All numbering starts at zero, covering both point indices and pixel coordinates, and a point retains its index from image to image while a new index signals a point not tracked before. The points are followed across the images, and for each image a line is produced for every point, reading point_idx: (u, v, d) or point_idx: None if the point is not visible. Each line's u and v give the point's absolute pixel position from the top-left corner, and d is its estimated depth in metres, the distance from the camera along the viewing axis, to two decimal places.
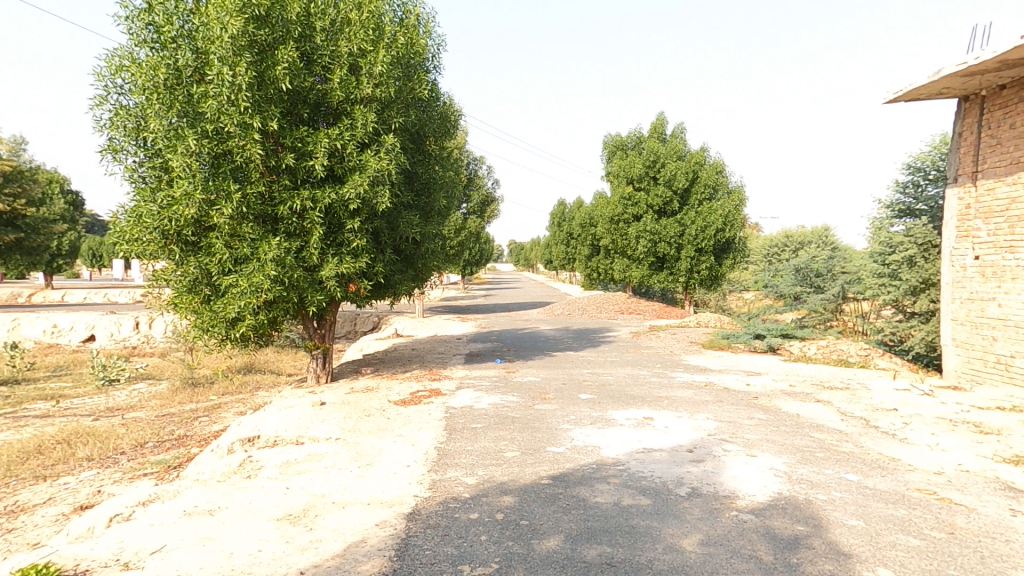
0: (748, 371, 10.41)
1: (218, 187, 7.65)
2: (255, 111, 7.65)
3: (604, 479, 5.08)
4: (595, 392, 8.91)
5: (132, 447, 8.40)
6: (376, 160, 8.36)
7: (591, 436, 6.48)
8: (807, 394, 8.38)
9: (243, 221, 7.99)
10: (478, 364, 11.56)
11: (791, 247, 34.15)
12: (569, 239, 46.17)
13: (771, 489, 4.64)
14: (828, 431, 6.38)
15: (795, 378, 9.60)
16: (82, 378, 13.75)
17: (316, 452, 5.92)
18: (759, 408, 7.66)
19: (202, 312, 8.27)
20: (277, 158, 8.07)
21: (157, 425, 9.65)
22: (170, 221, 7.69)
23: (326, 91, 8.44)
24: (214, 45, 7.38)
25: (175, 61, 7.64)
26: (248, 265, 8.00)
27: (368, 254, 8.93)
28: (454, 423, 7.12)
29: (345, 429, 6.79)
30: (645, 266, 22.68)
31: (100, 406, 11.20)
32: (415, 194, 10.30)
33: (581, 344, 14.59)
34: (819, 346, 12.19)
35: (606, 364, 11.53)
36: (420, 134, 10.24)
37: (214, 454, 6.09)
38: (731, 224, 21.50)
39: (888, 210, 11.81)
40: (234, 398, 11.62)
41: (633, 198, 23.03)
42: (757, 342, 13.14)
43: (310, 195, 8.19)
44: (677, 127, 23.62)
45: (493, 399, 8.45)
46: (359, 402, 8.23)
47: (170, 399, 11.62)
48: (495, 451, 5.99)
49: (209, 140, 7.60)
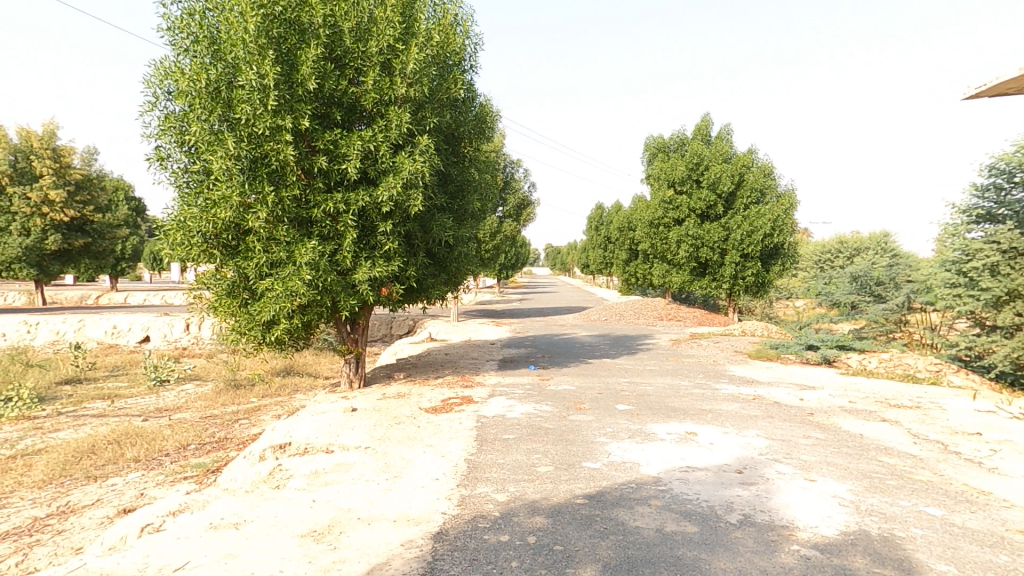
0: (801, 384, 9.69)
1: (254, 191, 7.69)
2: (286, 114, 7.66)
3: (645, 500, 4.68)
4: (634, 403, 8.46)
5: (175, 449, 8.50)
6: (410, 162, 8.24)
7: (629, 452, 6.06)
8: (869, 412, 7.68)
9: (279, 225, 7.99)
10: (512, 370, 11.27)
11: (846, 253, 32.34)
12: (606, 243, 45.40)
13: (838, 521, 4.15)
14: (898, 455, 5.76)
15: (855, 393, 8.85)
16: (136, 378, 14.27)
17: (345, 462, 5.76)
18: (815, 425, 7.05)
19: (240, 315, 8.30)
20: (310, 162, 8.05)
21: (200, 426, 9.80)
22: (209, 225, 7.78)
23: (358, 94, 8.39)
24: (236, 45, 7.46)
25: (209, 65, 7.72)
26: (284, 269, 7.99)
27: (400, 258, 8.83)
28: (485, 433, 6.84)
29: (375, 437, 6.62)
30: (687, 272, 21.88)
31: (149, 405, 11.53)
32: (449, 197, 10.15)
33: (618, 351, 14.09)
34: (881, 360, 11.36)
35: (645, 373, 11.01)
36: (455, 136, 10.10)
37: (245, 461, 6.01)
38: (781, 228, 20.48)
39: (964, 214, 10.83)
40: (272, 401, 11.74)
41: (674, 202, 22.30)
42: (810, 353, 12.31)
43: (344, 197, 8.16)
44: (722, 128, 22.72)
45: (526, 408, 8.13)
46: (390, 408, 8.08)
47: (213, 400, 11.85)
48: (528, 466, 5.67)
49: (245, 144, 7.65)
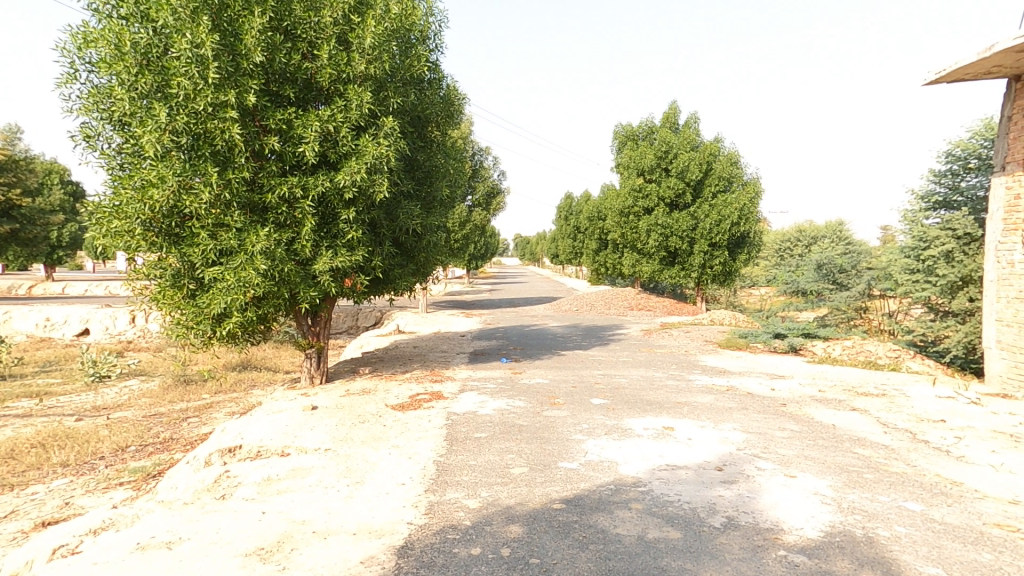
0: (771, 374, 9.72)
1: (198, 172, 7.09)
2: (230, 88, 7.09)
3: (624, 504, 4.45)
4: (608, 397, 8.28)
5: (112, 451, 7.85)
6: (373, 146, 7.77)
7: (606, 450, 5.84)
8: (839, 401, 7.71)
9: (228, 209, 7.40)
10: (482, 364, 10.94)
11: (806, 241, 33.39)
12: (575, 233, 45.40)
13: (821, 521, 4.00)
14: (871, 446, 5.71)
15: (824, 382, 8.92)
16: (72, 374, 13.28)
17: (302, 466, 5.33)
18: (790, 417, 7.00)
19: (186, 307, 7.66)
20: (260, 142, 7.49)
21: (144, 426, 9.12)
22: (146, 209, 7.11)
23: (314, 71, 7.85)
24: (162, 11, 6.86)
25: (135, 32, 7.04)
26: (235, 257, 7.40)
27: (365, 247, 8.35)
28: (456, 431, 6.50)
29: (337, 438, 6.20)
30: (656, 261, 21.94)
31: (86, 404, 10.70)
32: (416, 183, 9.67)
33: (590, 342, 13.94)
34: (844, 347, 11.51)
35: (618, 365, 10.87)
36: (421, 118, 9.62)
37: (190, 466, 5.48)
38: (747, 217, 20.76)
39: (921, 201, 11.05)
40: (227, 398, 11.08)
41: (643, 190, 22.25)
42: (778, 342, 12.46)
43: (300, 182, 7.64)
44: (690, 116, 22.76)
45: (499, 404, 7.83)
46: (354, 406, 7.63)
47: (160, 397, 11.10)
48: (501, 467, 5.38)
49: (185, 120, 7.01)
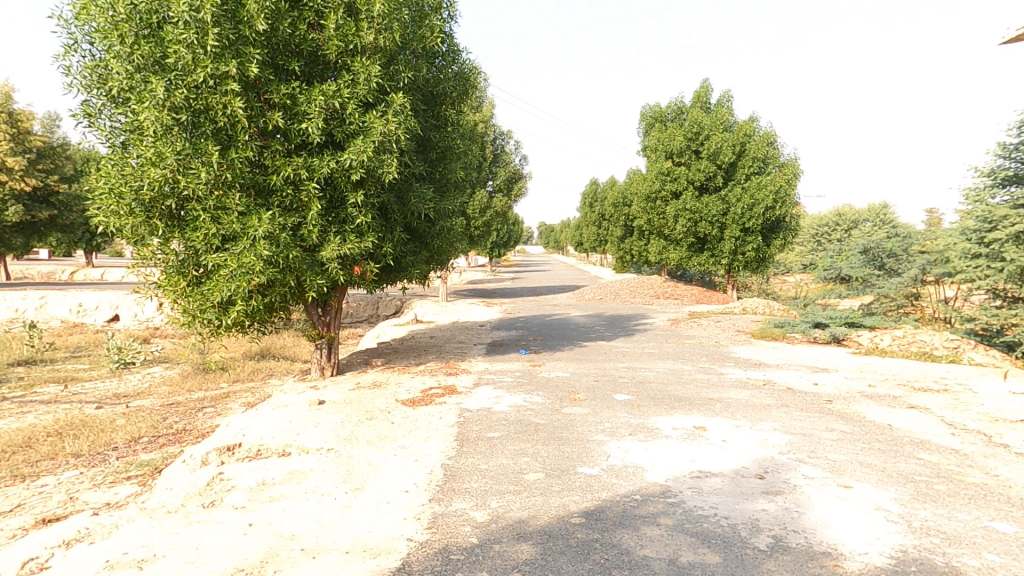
0: (812, 367, 8.95)
1: (199, 151, 6.74)
2: (231, 59, 6.68)
3: (652, 519, 3.89)
4: (633, 392, 7.69)
5: (125, 442, 7.58)
6: (381, 123, 7.27)
7: (630, 454, 5.27)
8: (893, 397, 6.95)
9: (229, 192, 7.03)
10: (500, 355, 10.47)
11: (844, 226, 31.86)
12: (600, 220, 44.34)
13: (888, 544, 3.37)
14: (938, 451, 5.00)
15: (873, 376, 8.11)
16: (98, 360, 13.35)
17: (300, 468, 4.91)
18: (837, 416, 6.30)
19: (189, 295, 7.33)
20: (264, 119, 7.08)
21: (159, 416, 8.92)
22: (147, 190, 6.80)
23: (320, 42, 7.41)
24: None
25: None
26: (238, 243, 7.05)
27: (374, 233, 7.93)
28: (468, 430, 6.03)
29: (341, 437, 5.78)
30: (685, 248, 21.03)
31: (107, 392, 10.62)
32: (429, 165, 9.16)
33: (614, 332, 13.31)
34: (894, 337, 10.59)
35: (644, 357, 10.25)
36: (434, 96, 9.09)
37: (185, 465, 5.12)
38: (783, 201, 19.63)
39: (989, 178, 10.04)
40: (243, 388, 10.89)
41: (672, 173, 21.29)
42: (818, 332, 11.61)
43: (306, 163, 7.25)
44: (723, 94, 21.59)
45: (515, 399, 7.33)
46: (362, 401, 7.23)
47: (179, 386, 10.98)
48: (514, 473, 4.87)
49: (183, 94, 6.64)
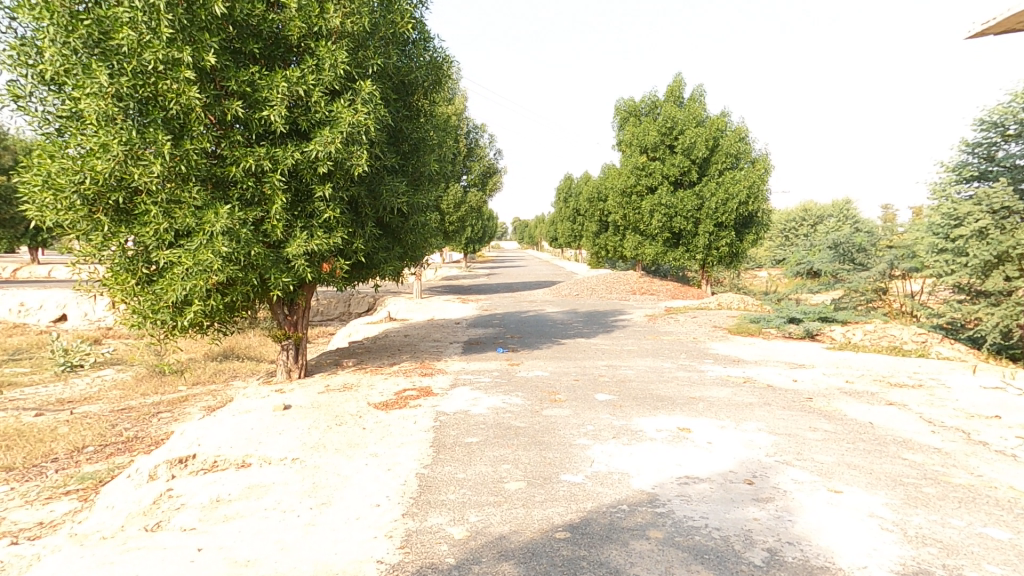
0: (790, 363, 8.95)
1: (148, 142, 6.20)
2: (185, 44, 6.16)
3: (641, 532, 3.68)
4: (614, 392, 7.50)
5: (67, 453, 6.99)
6: (349, 112, 6.87)
7: (615, 459, 5.06)
8: (871, 394, 6.95)
9: (183, 184, 6.52)
10: (477, 354, 10.17)
11: (811, 221, 32.67)
12: (575, 216, 44.33)
13: (887, 556, 3.23)
14: (921, 450, 4.95)
15: (850, 372, 8.13)
16: (42, 363, 12.48)
17: (261, 482, 4.53)
18: (819, 414, 6.24)
19: (140, 296, 6.80)
20: (222, 108, 6.59)
21: (108, 423, 8.31)
22: (88, 183, 6.21)
23: (282, 24, 6.94)
24: None
25: None
26: (193, 239, 6.55)
27: (344, 229, 7.53)
28: (444, 436, 5.73)
29: (307, 445, 5.40)
30: (660, 243, 21.07)
31: (51, 397, 9.89)
32: (401, 157, 8.77)
33: (592, 329, 13.16)
34: (865, 331, 10.73)
35: (623, 354, 10.10)
36: (405, 85, 8.70)
37: (130, 481, 4.67)
38: (755, 196, 19.83)
39: (953, 172, 10.22)
40: (203, 391, 10.30)
41: (647, 168, 21.27)
42: (792, 327, 11.69)
43: (268, 153, 6.79)
44: (695, 89, 21.67)
45: (493, 401, 7.06)
46: (331, 406, 6.83)
47: (132, 390, 10.32)
48: (494, 482, 4.60)
49: (129, 79, 6.10)
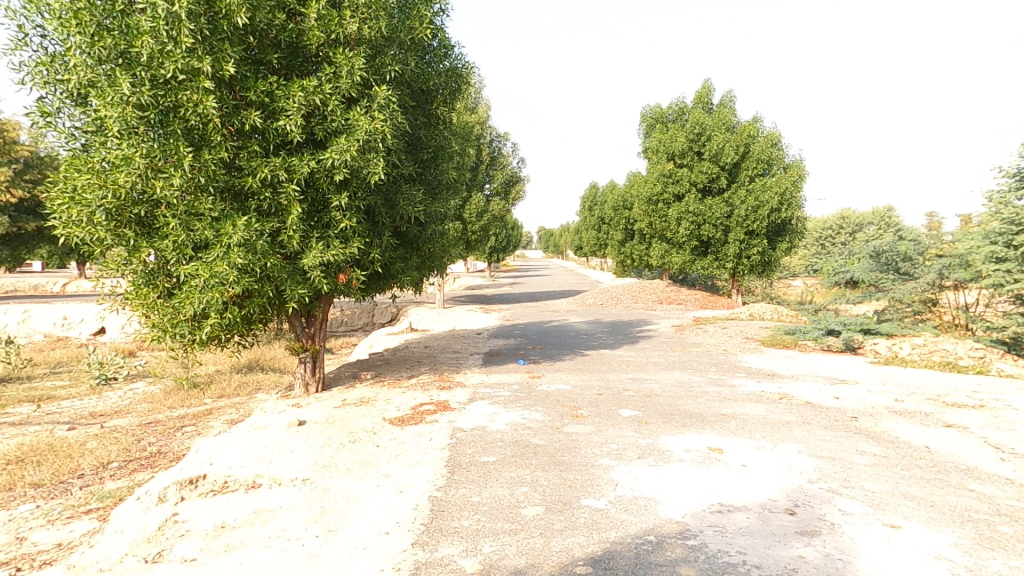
0: (830, 378, 8.38)
1: (167, 153, 6.17)
2: (205, 53, 6.13)
3: (671, 569, 3.32)
4: (640, 407, 7.11)
5: (92, 468, 6.96)
6: (365, 120, 6.76)
7: (640, 482, 4.70)
8: (924, 414, 6.39)
9: (202, 196, 6.48)
10: (497, 366, 9.89)
11: (847, 228, 31.46)
12: (600, 224, 43.78)
13: None
14: (990, 481, 4.43)
15: (898, 389, 7.54)
16: (79, 376, 12.77)
17: (268, 506, 4.34)
18: (865, 435, 5.73)
19: (160, 309, 6.77)
20: (241, 118, 6.52)
21: (133, 437, 8.32)
22: (110, 197, 6.21)
23: (301, 32, 6.90)
24: None
25: None
26: (211, 251, 6.49)
27: (361, 239, 7.40)
28: (460, 454, 5.46)
29: (319, 464, 5.21)
30: (688, 252, 20.48)
31: (83, 411, 10.02)
32: (419, 166, 8.63)
33: (617, 340, 12.74)
34: (914, 345, 10.03)
35: (649, 367, 9.67)
36: (424, 92, 8.57)
37: (139, 504, 4.54)
38: (788, 203, 19.08)
39: (1013, 178, 9.54)
40: (228, 403, 10.30)
41: (674, 175, 20.78)
42: (831, 340, 11.03)
43: (284, 163, 6.73)
44: (725, 94, 21.11)
45: (512, 416, 6.76)
46: (346, 421, 6.65)
47: (160, 403, 10.40)
48: (510, 507, 4.30)
49: (150, 90, 6.09)
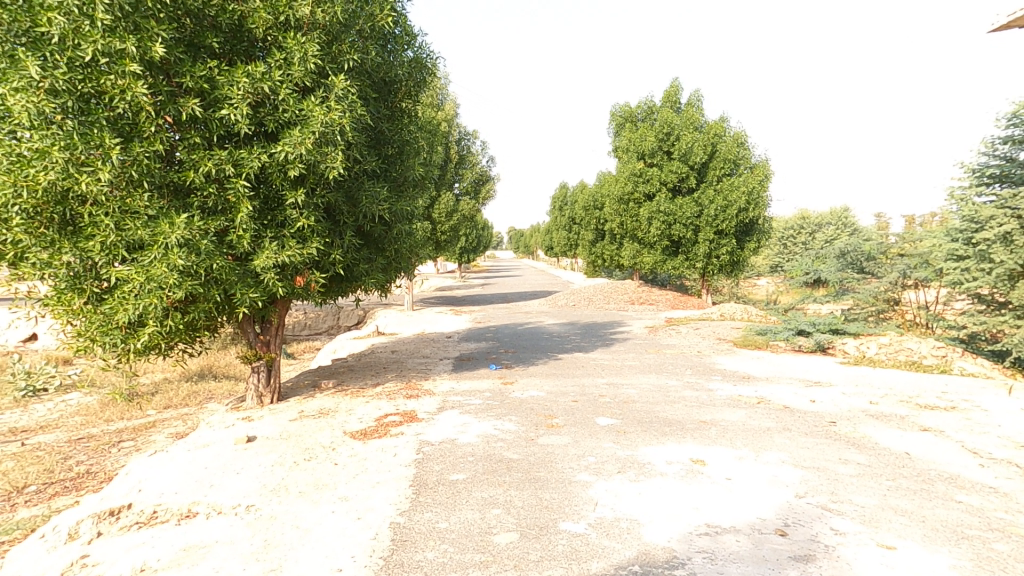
0: (805, 380, 8.29)
1: (91, 144, 5.51)
2: (128, 33, 5.51)
3: None
4: (617, 415, 6.81)
5: (8, 494, 6.19)
6: (321, 110, 6.24)
7: (622, 500, 4.37)
8: (901, 417, 6.31)
9: (133, 192, 5.85)
10: (467, 371, 9.46)
11: (810, 228, 32.29)
12: (571, 224, 43.81)
13: None
14: (976, 491, 4.30)
15: (872, 391, 7.49)
16: (4, 387, 11.68)
17: (202, 541, 3.82)
18: (847, 442, 5.58)
19: (88, 318, 6.08)
20: (176, 106, 5.94)
21: (61, 456, 7.52)
22: (25, 194, 5.53)
23: (245, 13, 6.35)
24: None
25: None
26: (147, 252, 5.85)
27: (319, 238, 6.87)
28: (427, 472, 5.03)
29: (267, 489, 4.69)
30: (658, 252, 20.49)
31: (6, 427, 9.09)
32: (383, 161, 8.14)
33: (590, 342, 12.49)
34: (880, 344, 10.10)
35: (624, 370, 9.43)
36: (387, 83, 8.08)
37: (46, 543, 3.95)
38: (756, 202, 19.25)
39: (974, 177, 9.70)
40: (173, 415, 9.53)
41: (644, 175, 20.77)
42: (802, 340, 11.04)
43: (231, 157, 6.16)
44: (693, 94, 21.21)
45: (483, 428, 6.36)
46: (303, 436, 6.12)
47: (96, 416, 9.57)
48: (481, 535, 3.90)
49: (62, 74, 5.42)
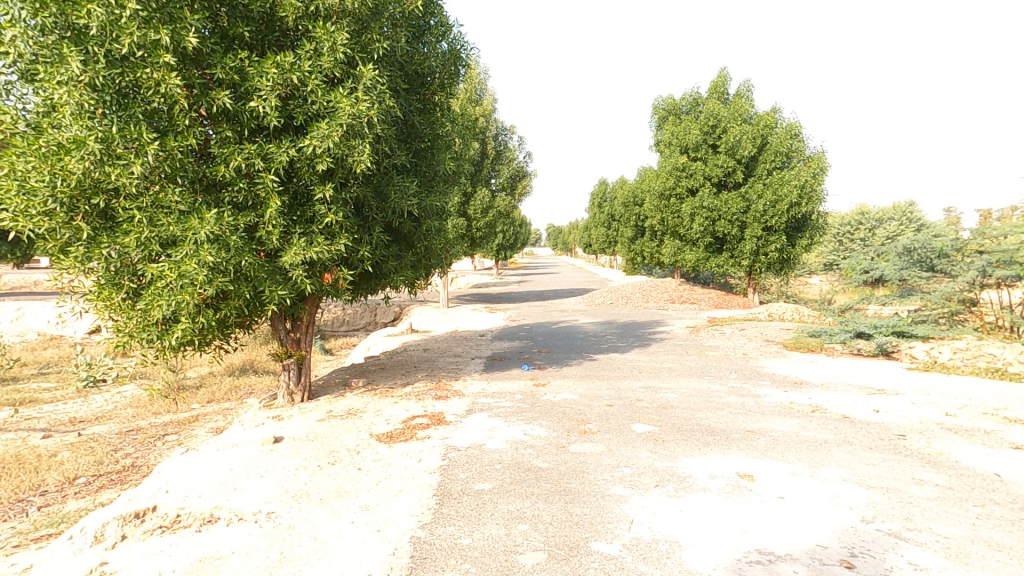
0: (866, 388, 7.56)
1: (128, 138, 5.56)
2: (162, 24, 5.52)
3: None
4: (655, 422, 6.37)
5: (59, 484, 6.35)
6: (348, 102, 6.08)
7: (660, 519, 3.96)
8: (984, 432, 5.58)
9: (166, 185, 5.87)
10: (499, 372, 9.20)
11: (868, 224, 30.30)
12: (610, 222, 42.96)
13: None
14: None
15: (945, 401, 6.73)
16: (66, 378, 12.25)
17: (219, 551, 3.68)
18: (920, 459, 4.95)
19: (125, 313, 6.14)
20: (209, 99, 5.92)
21: (110, 447, 7.72)
22: (63, 186, 5.57)
23: (276, 3, 6.27)
24: None
25: None
26: (179, 248, 5.83)
27: (348, 235, 6.74)
28: (451, 481, 4.76)
29: (288, 494, 4.54)
30: (702, 249, 19.69)
31: (64, 417, 9.46)
32: (413, 156, 7.95)
33: (627, 343, 12.01)
34: (954, 350, 9.20)
35: (664, 373, 8.93)
36: (418, 76, 7.90)
37: (71, 545, 3.90)
38: (809, 196, 18.09)
39: None
40: (216, 410, 9.69)
41: (687, 169, 19.95)
42: (862, 343, 10.20)
43: (261, 151, 6.10)
44: (741, 84, 20.17)
45: (512, 433, 6.05)
46: (329, 437, 5.98)
47: (146, 408, 9.84)
48: (506, 553, 3.59)
49: (101, 67, 5.49)
